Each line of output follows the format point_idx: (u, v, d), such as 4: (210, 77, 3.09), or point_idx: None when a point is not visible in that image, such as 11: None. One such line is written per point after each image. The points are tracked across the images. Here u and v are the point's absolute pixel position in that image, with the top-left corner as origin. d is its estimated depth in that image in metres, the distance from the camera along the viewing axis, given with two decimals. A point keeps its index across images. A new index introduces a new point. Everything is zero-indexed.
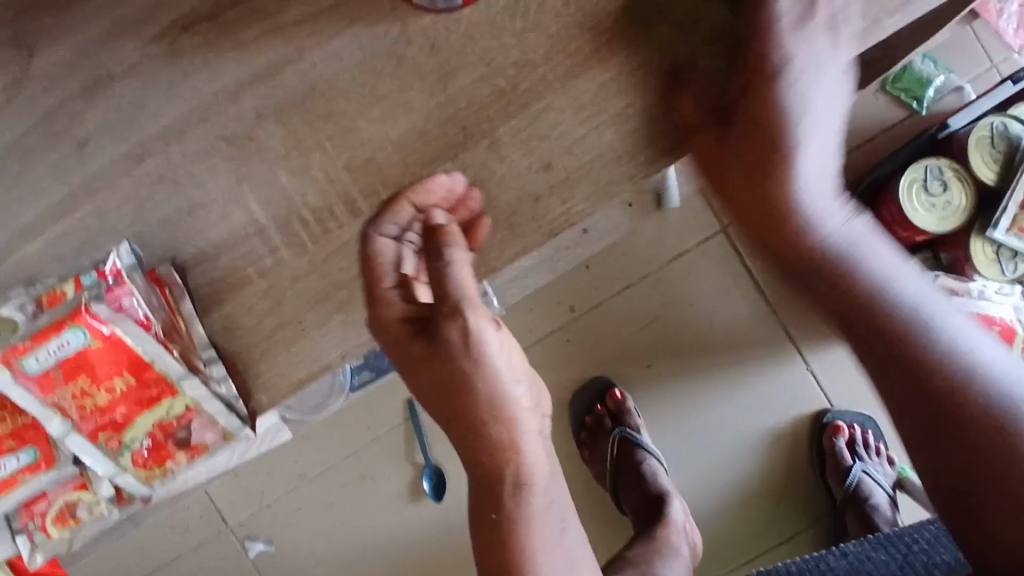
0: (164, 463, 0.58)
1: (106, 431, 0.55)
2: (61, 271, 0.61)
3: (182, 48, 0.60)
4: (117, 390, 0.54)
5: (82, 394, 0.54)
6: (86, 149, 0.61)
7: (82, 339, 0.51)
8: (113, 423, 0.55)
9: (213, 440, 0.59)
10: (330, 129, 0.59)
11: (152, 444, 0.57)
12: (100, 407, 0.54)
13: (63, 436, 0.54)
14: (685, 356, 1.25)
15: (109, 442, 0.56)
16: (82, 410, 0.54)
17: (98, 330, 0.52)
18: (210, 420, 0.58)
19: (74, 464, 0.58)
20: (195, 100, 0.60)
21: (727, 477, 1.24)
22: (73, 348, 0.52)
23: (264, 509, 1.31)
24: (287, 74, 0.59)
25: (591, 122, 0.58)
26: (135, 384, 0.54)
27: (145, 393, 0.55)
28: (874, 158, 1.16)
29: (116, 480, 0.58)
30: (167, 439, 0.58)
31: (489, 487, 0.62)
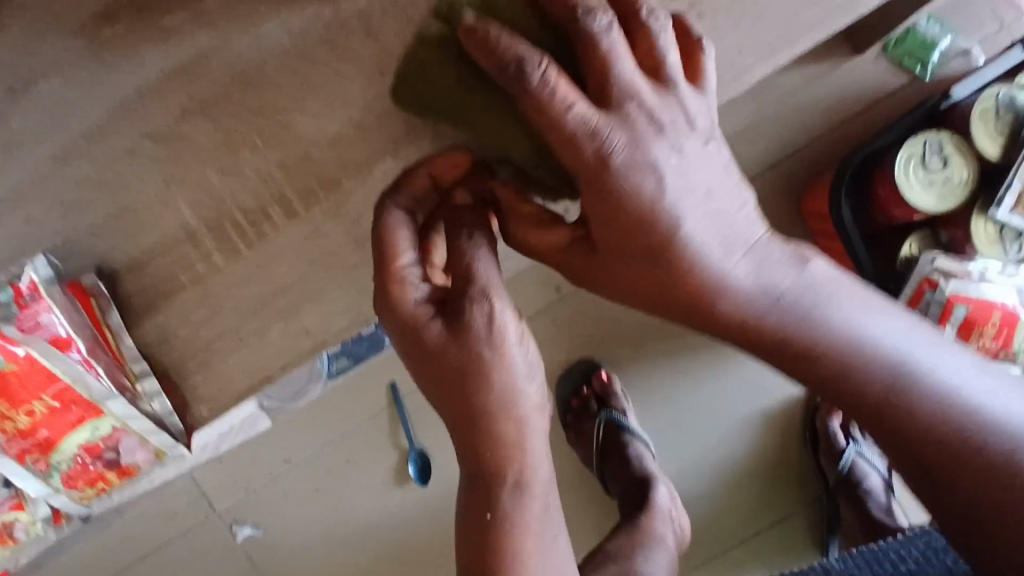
0: (97, 483, 0.57)
1: (31, 453, 0.54)
2: None
3: (100, 37, 0.55)
4: (37, 413, 0.52)
5: (2, 417, 0.52)
6: None
7: None
8: (38, 445, 0.53)
9: (145, 459, 0.57)
10: (263, 124, 0.54)
11: (81, 466, 0.56)
12: (22, 431, 0.52)
13: None
14: (675, 336, 1.21)
15: (36, 464, 0.54)
16: (4, 433, 0.52)
17: (12, 353, 0.49)
18: (140, 439, 0.55)
19: (4, 487, 0.56)
20: (117, 95, 0.55)
21: (717, 460, 1.22)
22: None
23: (249, 495, 1.29)
24: (214, 65, 0.54)
25: None
26: (56, 406, 0.52)
27: (67, 415, 0.52)
28: (872, 128, 1.10)
29: (51, 501, 0.57)
30: (96, 459, 0.56)
31: (481, 485, 0.51)
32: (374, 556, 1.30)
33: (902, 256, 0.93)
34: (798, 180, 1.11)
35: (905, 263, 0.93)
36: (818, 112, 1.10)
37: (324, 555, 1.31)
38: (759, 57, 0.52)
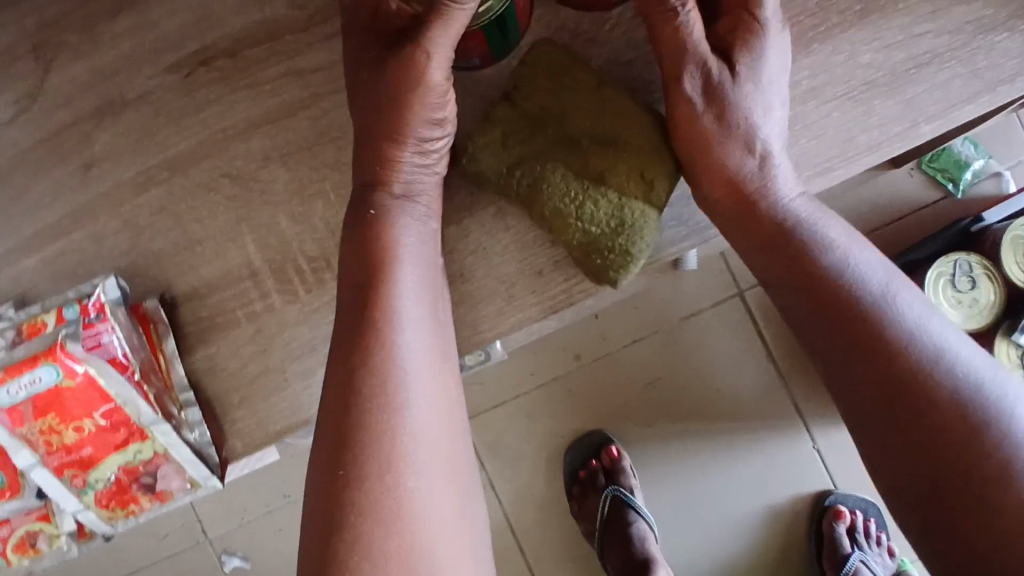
0: (127, 506, 0.57)
1: (71, 468, 0.55)
2: (48, 292, 0.59)
3: (196, 80, 0.59)
4: (86, 430, 0.53)
5: (50, 430, 0.53)
6: (89, 171, 0.60)
7: (55, 376, 0.50)
8: (79, 462, 0.54)
9: (179, 489, 0.57)
10: (338, 178, 0.58)
11: (115, 486, 0.56)
12: (67, 445, 0.53)
13: (29, 468, 0.54)
14: (689, 416, 1.21)
15: (74, 479, 0.55)
16: (50, 446, 0.53)
17: (72, 369, 0.50)
18: (178, 468, 0.56)
19: (38, 496, 0.57)
20: (205, 135, 0.59)
21: (720, 549, 1.20)
22: (45, 384, 0.51)
23: (243, 524, 1.27)
24: (300, 119, 0.58)
25: None
26: (105, 425, 0.53)
27: (115, 435, 0.54)
28: (903, 238, 1.12)
29: (78, 516, 0.57)
30: (132, 483, 0.56)
31: (344, 441, 0.48)
32: None
33: None
34: None
35: None
36: (851, 216, 1.13)
37: None
38: (814, 172, 0.55)
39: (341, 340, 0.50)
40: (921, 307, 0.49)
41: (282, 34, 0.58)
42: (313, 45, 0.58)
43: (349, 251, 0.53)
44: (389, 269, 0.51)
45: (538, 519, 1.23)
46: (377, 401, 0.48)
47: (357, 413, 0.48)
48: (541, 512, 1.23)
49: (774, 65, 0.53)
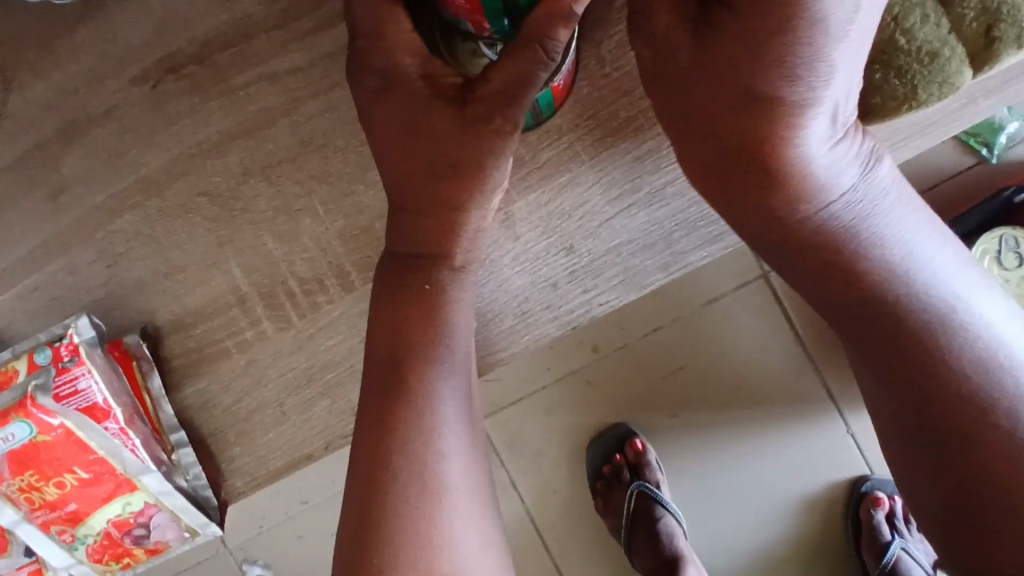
0: (122, 558, 0.54)
1: (57, 524, 0.51)
2: (26, 331, 0.55)
3: (166, 91, 0.54)
4: (68, 485, 0.49)
5: (31, 486, 0.49)
6: (57, 198, 0.55)
7: (28, 432, 0.47)
8: (65, 517, 0.51)
9: (175, 538, 0.54)
10: (326, 191, 0.53)
11: (107, 540, 0.53)
12: (50, 502, 0.50)
13: (13, 525, 0.50)
14: (716, 404, 1.16)
15: (62, 535, 0.52)
16: (31, 503, 0.50)
17: (46, 423, 0.47)
18: (171, 517, 0.52)
19: (27, 553, 0.54)
20: (179, 151, 0.54)
21: (755, 540, 1.16)
22: (19, 441, 0.47)
23: (263, 533, 1.23)
24: (281, 127, 0.53)
25: (622, 200, 0.50)
26: (88, 478, 0.49)
27: (100, 488, 0.50)
28: (935, 209, 1.06)
29: (72, 571, 0.54)
30: (124, 535, 0.53)
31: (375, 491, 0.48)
32: None
33: None
34: None
35: None
36: None
37: None
38: None
39: (373, 415, 0.49)
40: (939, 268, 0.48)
41: (255, 33, 0.53)
42: (289, 45, 0.52)
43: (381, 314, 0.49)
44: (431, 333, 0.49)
45: (564, 515, 1.19)
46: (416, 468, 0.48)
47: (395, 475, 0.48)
48: (566, 509, 1.19)
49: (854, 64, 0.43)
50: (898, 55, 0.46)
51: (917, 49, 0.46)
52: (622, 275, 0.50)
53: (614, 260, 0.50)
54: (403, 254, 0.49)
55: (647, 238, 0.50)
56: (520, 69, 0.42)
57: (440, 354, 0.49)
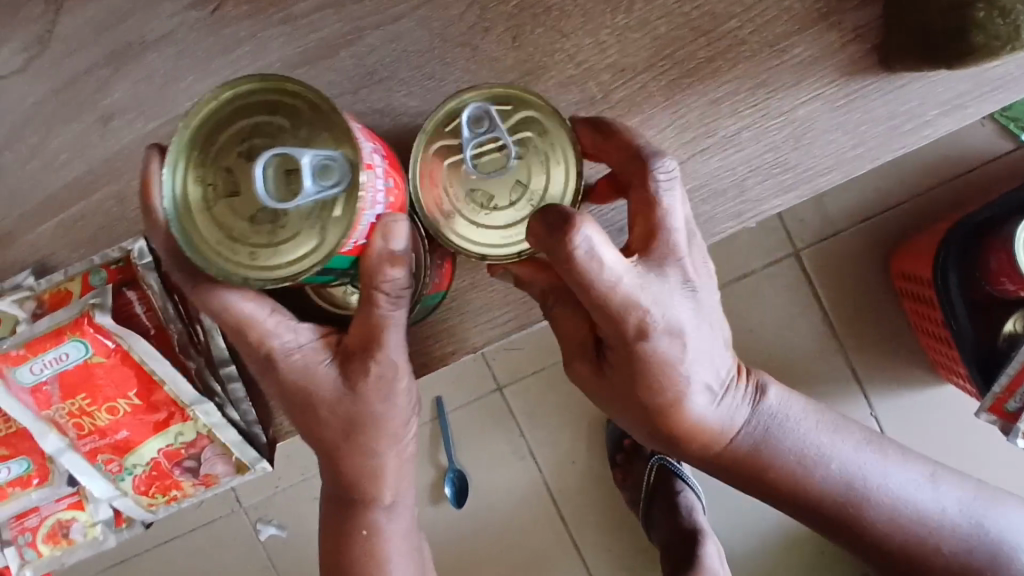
0: (168, 491, 0.53)
1: (105, 453, 0.50)
2: (72, 259, 0.54)
3: (224, 16, 0.52)
4: (119, 411, 0.48)
5: (81, 412, 0.48)
6: (108, 123, 0.53)
7: (83, 352, 0.46)
8: (113, 446, 0.50)
9: (224, 473, 0.52)
10: (388, 125, 0.51)
11: (155, 471, 0.51)
12: (100, 429, 0.49)
13: (59, 452, 0.50)
14: None
15: (108, 465, 0.51)
16: (80, 429, 0.49)
17: (101, 344, 0.46)
18: (222, 450, 0.50)
19: (69, 484, 0.53)
20: (237, 79, 0.52)
21: (774, 518, 1.15)
22: (73, 361, 0.46)
23: (279, 493, 1.21)
24: (343, 58, 0.51)
25: (696, 144, 0.48)
26: (140, 405, 0.48)
27: (151, 416, 0.49)
28: (969, 192, 1.07)
29: (116, 503, 0.53)
30: (172, 467, 0.51)
31: (345, 507, 0.53)
32: None
33: (1004, 331, 0.89)
34: None
35: (1008, 339, 0.89)
36: (914, 170, 1.07)
37: None
38: (943, 110, 0.47)
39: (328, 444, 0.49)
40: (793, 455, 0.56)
41: None
42: None
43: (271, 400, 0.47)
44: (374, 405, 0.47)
45: (582, 486, 1.19)
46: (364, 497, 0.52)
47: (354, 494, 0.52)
48: (584, 481, 1.19)
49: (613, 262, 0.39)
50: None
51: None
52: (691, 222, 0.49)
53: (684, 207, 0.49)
54: (321, 360, 0.46)
55: (718, 186, 0.48)
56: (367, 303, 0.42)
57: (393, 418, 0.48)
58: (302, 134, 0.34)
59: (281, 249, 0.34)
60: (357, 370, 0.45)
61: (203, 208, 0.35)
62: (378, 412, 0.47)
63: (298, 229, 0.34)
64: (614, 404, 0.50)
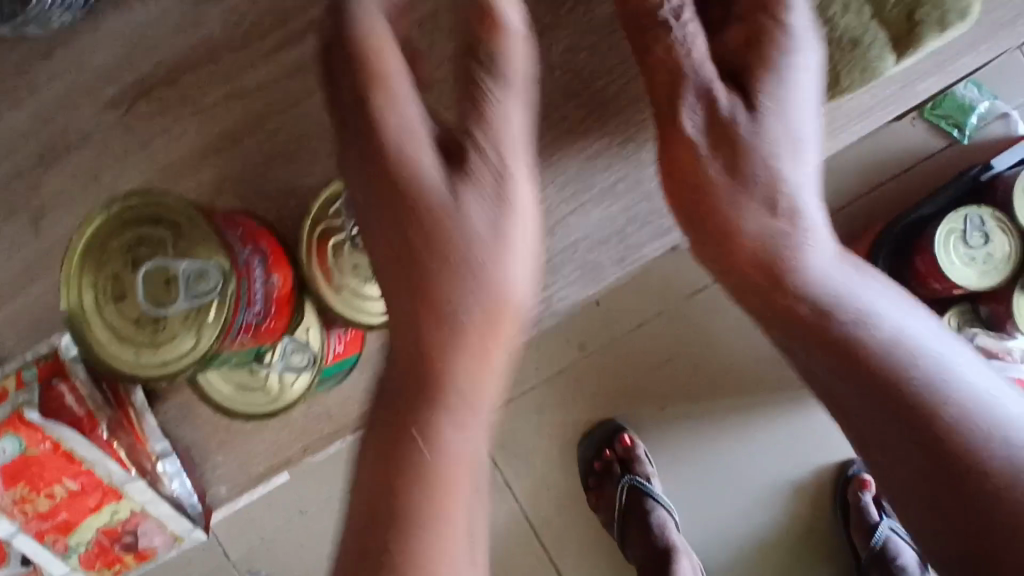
0: (112, 564, 0.57)
1: (52, 534, 0.53)
2: (15, 350, 0.57)
3: (137, 115, 0.56)
4: (59, 496, 0.51)
5: (23, 499, 0.51)
6: (38, 222, 0.57)
7: (19, 446, 0.48)
8: (58, 526, 0.53)
9: (163, 541, 0.57)
10: (296, 203, 0.55)
11: (98, 547, 0.55)
12: (42, 513, 0.51)
13: (9, 536, 0.52)
14: (701, 395, 1.18)
15: (55, 544, 0.53)
16: (25, 514, 0.51)
17: (35, 438, 0.48)
18: (158, 523, 0.55)
19: (24, 563, 0.56)
20: (154, 171, 0.56)
21: (749, 526, 1.17)
22: (11, 455, 0.49)
23: (263, 543, 1.23)
24: (248, 144, 0.55)
25: (576, 199, 0.52)
26: (77, 489, 0.51)
27: (87, 500, 0.52)
28: (913, 191, 1.07)
29: None
30: (114, 543, 0.55)
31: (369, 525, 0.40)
32: None
33: None
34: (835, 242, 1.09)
35: None
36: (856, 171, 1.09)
37: None
38: None
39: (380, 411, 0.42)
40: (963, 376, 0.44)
41: (219, 54, 0.55)
42: (253, 64, 0.55)
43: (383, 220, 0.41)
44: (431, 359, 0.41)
45: (559, 512, 1.21)
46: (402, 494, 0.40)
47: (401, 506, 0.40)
48: (561, 506, 1.21)
49: (804, 94, 0.46)
50: (820, 42, 0.48)
51: (838, 36, 0.48)
52: (580, 270, 0.53)
53: (571, 257, 0.52)
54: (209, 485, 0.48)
55: (602, 234, 0.52)
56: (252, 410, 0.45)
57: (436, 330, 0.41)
58: (180, 244, 0.39)
59: (161, 349, 0.39)
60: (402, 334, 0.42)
61: (95, 314, 0.39)
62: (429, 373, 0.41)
63: (177, 329, 0.38)
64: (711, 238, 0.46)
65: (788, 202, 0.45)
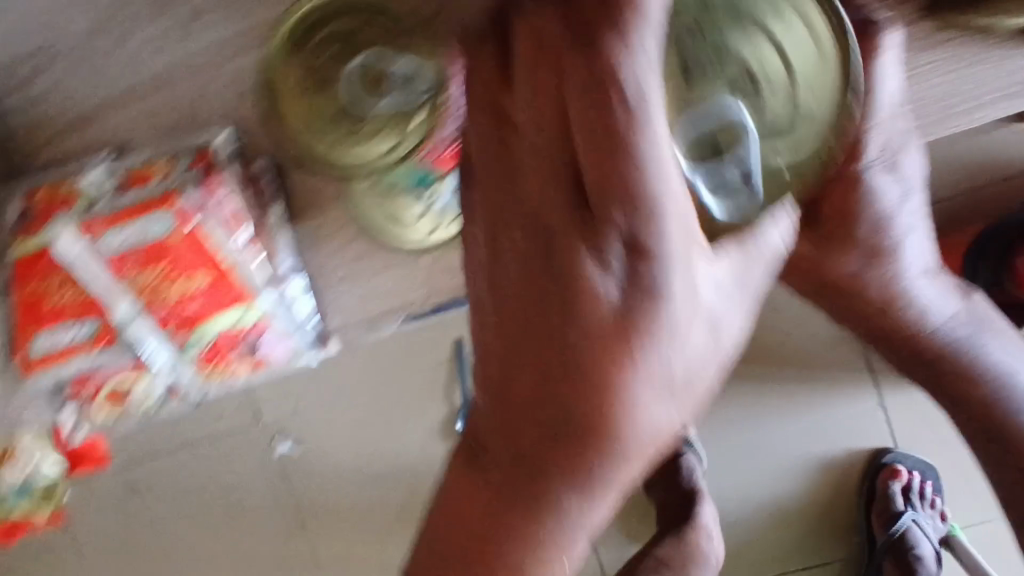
0: (226, 366, 0.56)
1: (176, 326, 0.52)
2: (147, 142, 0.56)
3: None
4: (195, 288, 0.51)
5: (153, 286, 0.51)
6: (187, 26, 0.54)
7: (166, 227, 0.49)
8: (184, 319, 0.52)
9: (280, 352, 0.57)
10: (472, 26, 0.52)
11: (217, 345, 0.54)
12: (174, 301, 0.51)
13: (128, 319, 0.51)
14: (754, 359, 1.17)
15: (176, 336, 0.53)
16: (155, 298, 0.51)
17: (184, 218, 0.49)
18: (281, 332, 0.56)
19: (128, 354, 0.53)
20: None
21: (775, 497, 1.19)
22: (156, 235, 0.49)
23: (297, 413, 1.29)
24: None
25: None
26: (211, 286, 0.51)
27: (225, 297, 0.52)
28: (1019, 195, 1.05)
29: (175, 378, 0.56)
30: (231, 348, 0.55)
31: (469, 530, 0.40)
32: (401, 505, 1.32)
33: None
34: None
35: None
36: (971, 164, 1.04)
37: (355, 490, 1.32)
38: (997, 98, 0.53)
39: (493, 422, 0.37)
40: (932, 287, 0.65)
41: None
42: None
43: (538, 176, 0.33)
44: (521, 508, 0.37)
45: None
46: (519, 512, 0.38)
47: (510, 521, 0.38)
48: None
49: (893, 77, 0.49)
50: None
51: None
52: None
53: None
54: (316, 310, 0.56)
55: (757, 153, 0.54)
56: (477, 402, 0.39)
57: (567, 499, 0.37)
58: (398, 45, 0.45)
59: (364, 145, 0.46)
60: (479, 469, 0.39)
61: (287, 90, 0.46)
62: (586, 411, 0.35)
63: (377, 126, 0.44)
64: (845, 218, 0.55)
65: (878, 176, 0.54)
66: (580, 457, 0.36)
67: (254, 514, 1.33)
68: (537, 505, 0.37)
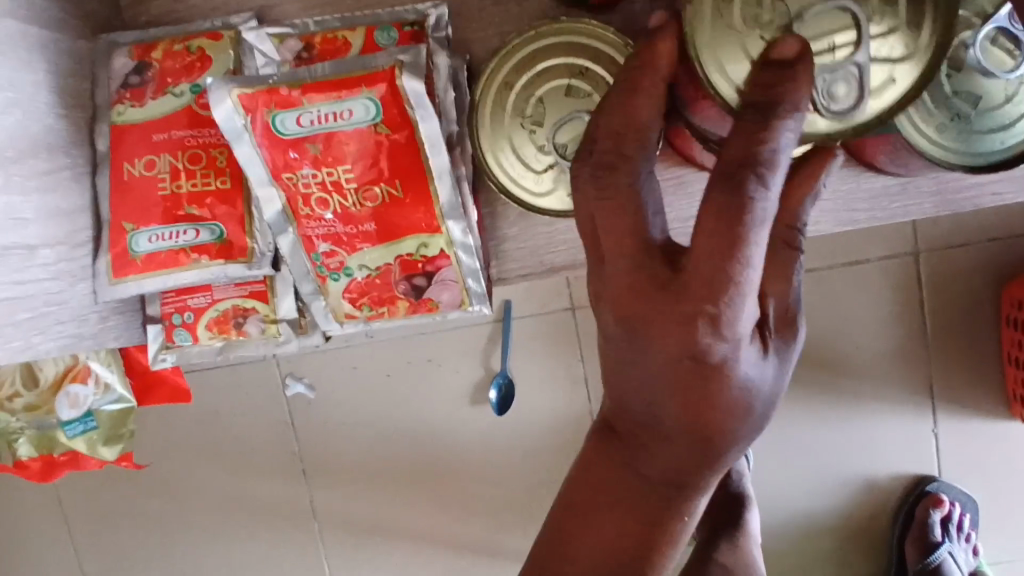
0: (380, 305, 0.59)
1: (333, 244, 0.57)
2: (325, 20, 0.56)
3: None
4: (375, 198, 0.55)
5: (330, 186, 0.55)
6: None
7: (365, 112, 0.52)
8: (355, 237, 0.56)
9: (446, 301, 0.58)
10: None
11: (378, 275, 0.58)
12: (346, 212, 0.55)
13: (280, 229, 0.57)
14: (812, 364, 1.13)
15: (331, 260, 0.57)
16: (327, 205, 0.55)
17: (381, 109, 0.52)
18: (456, 275, 0.57)
19: (262, 267, 0.61)
20: None
21: (806, 508, 1.16)
22: (349, 119, 0.52)
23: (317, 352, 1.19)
24: None
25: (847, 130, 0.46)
26: (395, 198, 0.55)
27: (395, 213, 0.55)
28: None
29: (312, 303, 0.60)
30: (401, 277, 0.58)
31: (672, 441, 0.38)
32: (412, 467, 1.23)
33: None
34: (1004, 264, 1.07)
35: None
36: None
37: (368, 443, 1.23)
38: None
39: (675, 302, 0.34)
40: None
41: None
42: None
43: None
44: (687, 398, 0.36)
45: None
46: (696, 428, 0.37)
47: (690, 427, 0.37)
48: None
49: None
50: None
51: None
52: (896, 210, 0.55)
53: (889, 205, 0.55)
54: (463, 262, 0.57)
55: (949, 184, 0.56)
56: (690, 283, 0.34)
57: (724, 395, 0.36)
58: None
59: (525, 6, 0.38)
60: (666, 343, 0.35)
61: None
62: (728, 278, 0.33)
63: None
64: None
65: None
66: (674, 303, 0.34)
67: (260, 452, 1.25)
68: (705, 405, 0.36)
